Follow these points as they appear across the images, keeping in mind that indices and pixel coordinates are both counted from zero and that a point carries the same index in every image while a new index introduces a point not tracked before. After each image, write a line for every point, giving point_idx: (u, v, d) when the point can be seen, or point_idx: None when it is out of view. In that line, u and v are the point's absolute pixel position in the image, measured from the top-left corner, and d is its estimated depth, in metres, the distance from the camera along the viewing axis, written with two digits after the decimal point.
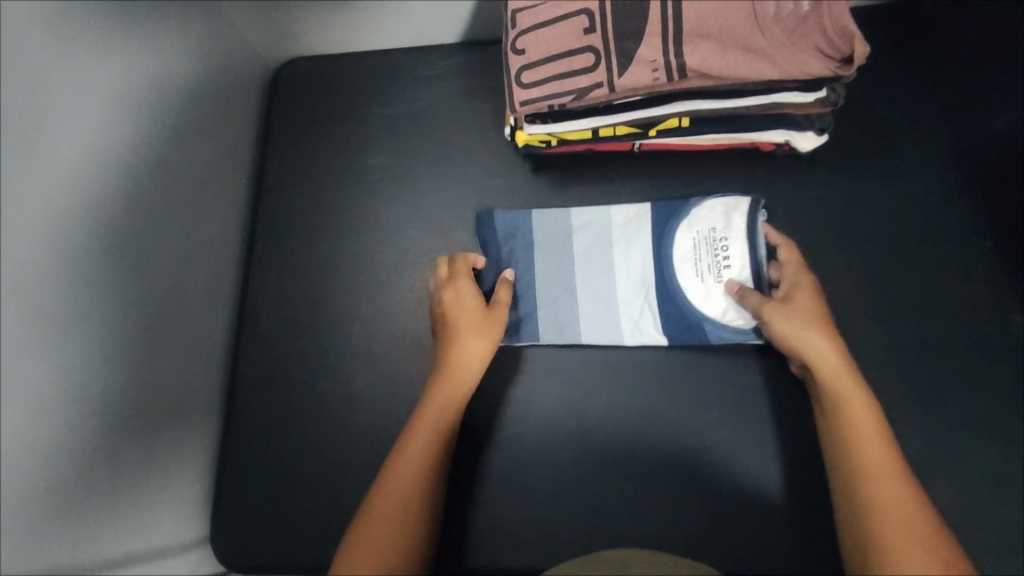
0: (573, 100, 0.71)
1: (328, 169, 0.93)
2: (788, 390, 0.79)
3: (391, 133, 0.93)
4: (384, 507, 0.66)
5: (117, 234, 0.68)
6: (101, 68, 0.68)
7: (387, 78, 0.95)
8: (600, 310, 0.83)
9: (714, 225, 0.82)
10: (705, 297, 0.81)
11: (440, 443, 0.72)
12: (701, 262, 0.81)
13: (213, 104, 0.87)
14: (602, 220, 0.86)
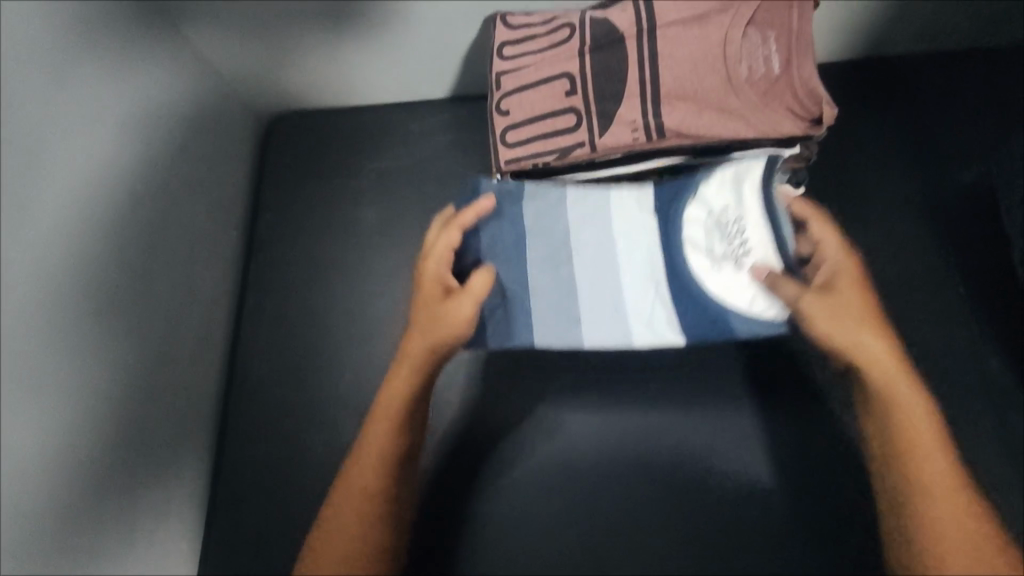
0: (557, 158, 0.74)
1: (321, 223, 0.95)
2: (782, 434, 0.79)
3: (382, 187, 0.95)
4: (344, 502, 0.65)
5: (109, 281, 0.68)
6: (98, 118, 0.69)
7: (377, 135, 0.98)
8: (604, 308, 0.75)
9: (722, 206, 0.73)
10: (728, 287, 0.72)
11: (398, 433, 0.68)
12: (715, 249, 0.73)
13: (207, 157, 0.89)
14: (602, 210, 0.77)
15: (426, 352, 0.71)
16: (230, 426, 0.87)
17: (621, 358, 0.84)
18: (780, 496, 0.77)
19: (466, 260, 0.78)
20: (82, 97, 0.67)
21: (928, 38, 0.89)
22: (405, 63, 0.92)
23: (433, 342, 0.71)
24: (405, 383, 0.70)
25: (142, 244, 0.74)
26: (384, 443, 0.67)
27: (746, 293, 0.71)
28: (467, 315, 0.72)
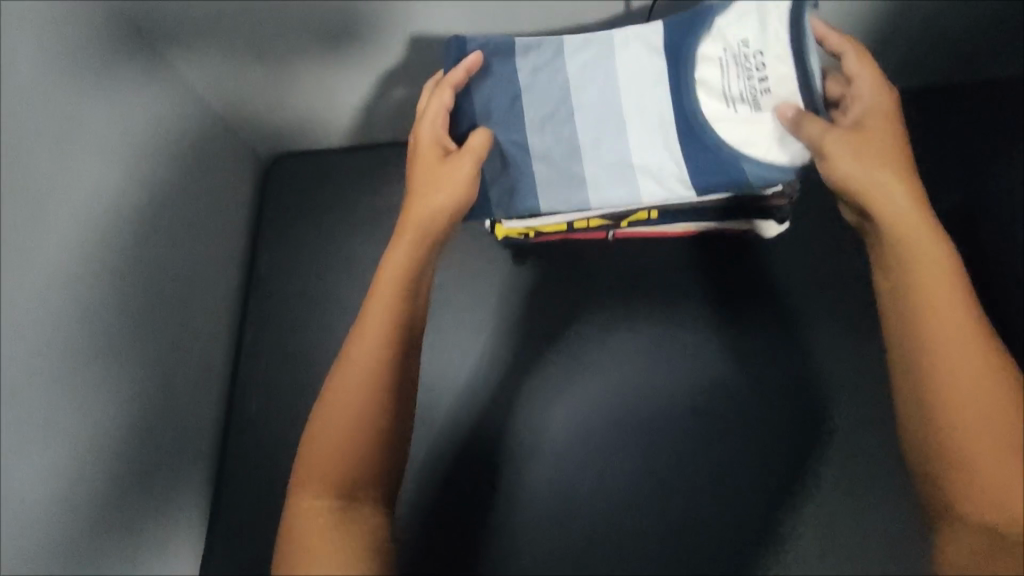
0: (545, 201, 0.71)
1: (320, 259, 0.90)
2: (804, 487, 0.73)
3: (379, 223, 0.91)
4: (347, 391, 0.53)
5: (102, 339, 0.65)
6: (99, 170, 0.66)
7: (376, 168, 0.93)
8: (610, 165, 0.64)
9: (747, 35, 0.59)
10: (742, 130, 0.59)
11: (404, 316, 0.56)
12: (731, 86, 0.59)
13: (209, 195, 0.85)
14: (603, 57, 0.63)
15: (425, 219, 0.61)
16: (224, 469, 0.83)
17: (622, 363, 0.79)
18: (768, 524, 0.73)
19: (460, 127, 0.66)
20: (87, 160, 0.64)
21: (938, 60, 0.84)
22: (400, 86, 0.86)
23: (427, 219, 0.61)
24: (406, 253, 0.60)
25: (140, 306, 0.71)
26: (388, 312, 0.56)
27: (764, 134, 0.59)
28: (468, 175, 0.62)
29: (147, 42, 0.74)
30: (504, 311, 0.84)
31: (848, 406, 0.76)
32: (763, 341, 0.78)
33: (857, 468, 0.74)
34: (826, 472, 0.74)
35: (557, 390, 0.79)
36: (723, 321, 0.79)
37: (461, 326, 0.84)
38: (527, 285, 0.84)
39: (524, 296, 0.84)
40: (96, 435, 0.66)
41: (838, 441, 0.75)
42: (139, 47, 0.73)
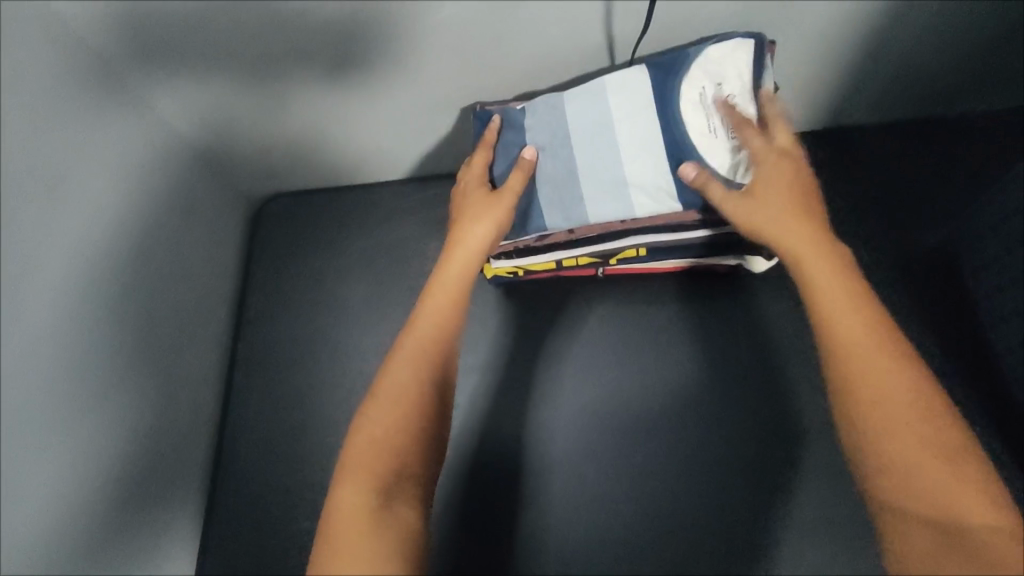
0: (536, 240, 0.71)
1: (311, 304, 0.90)
2: (802, 521, 0.73)
3: (368, 263, 0.91)
4: (382, 414, 0.51)
5: (94, 388, 0.64)
6: (97, 221, 0.65)
7: (365, 210, 0.93)
8: (603, 185, 0.65)
9: (721, 75, 0.63)
10: (723, 157, 0.62)
11: (445, 346, 0.56)
12: (711, 120, 0.63)
13: (202, 240, 0.85)
14: (594, 95, 0.66)
15: (477, 237, 0.63)
16: (215, 521, 0.81)
17: (621, 388, 0.79)
18: (754, 550, 0.72)
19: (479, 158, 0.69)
20: (90, 220, 0.64)
21: (911, 103, 0.84)
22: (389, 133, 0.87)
23: (477, 239, 0.63)
24: (456, 280, 0.60)
25: (129, 361, 0.70)
26: (440, 322, 0.57)
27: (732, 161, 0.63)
28: (512, 204, 0.65)
29: (144, 98, 0.74)
30: (497, 353, 0.83)
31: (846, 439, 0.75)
32: (753, 374, 0.78)
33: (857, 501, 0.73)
34: (819, 504, 0.73)
35: (554, 433, 0.78)
36: (707, 349, 0.79)
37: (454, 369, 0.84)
38: (520, 326, 0.83)
39: (514, 334, 0.83)
40: (90, 494, 0.64)
41: (824, 470, 0.74)
42: (136, 103, 0.73)
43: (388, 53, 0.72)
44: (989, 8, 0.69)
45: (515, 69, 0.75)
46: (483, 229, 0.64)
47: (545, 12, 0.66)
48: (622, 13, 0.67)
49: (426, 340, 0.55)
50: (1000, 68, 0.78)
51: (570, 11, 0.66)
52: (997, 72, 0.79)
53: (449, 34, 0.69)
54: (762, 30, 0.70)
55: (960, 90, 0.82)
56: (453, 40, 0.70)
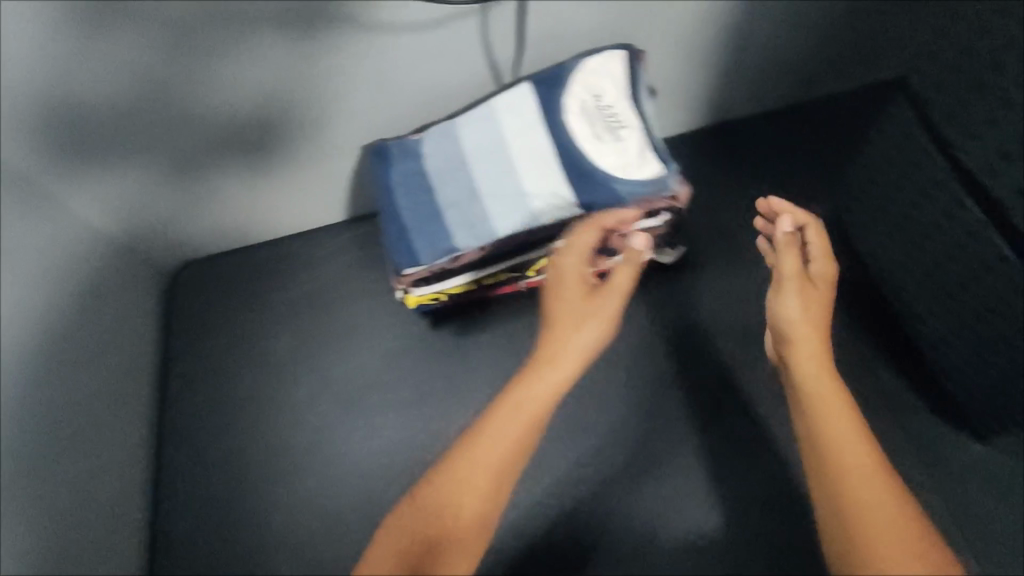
0: (448, 262, 0.70)
1: (243, 362, 0.87)
2: (748, 486, 0.76)
3: (293, 314, 0.90)
4: (415, 521, 0.50)
5: (27, 496, 0.59)
6: (32, 315, 0.61)
7: (282, 261, 0.91)
8: (505, 202, 0.67)
9: (598, 89, 0.68)
10: (611, 158, 0.66)
11: (513, 464, 0.52)
12: (595, 128, 0.67)
13: (123, 317, 0.81)
14: (484, 116, 0.69)
15: (583, 334, 0.57)
16: None
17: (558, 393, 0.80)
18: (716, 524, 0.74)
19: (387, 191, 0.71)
20: (20, 323, 0.58)
21: (786, 88, 0.88)
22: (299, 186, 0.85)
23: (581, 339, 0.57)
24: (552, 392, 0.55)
25: (61, 457, 0.65)
26: (517, 438, 0.53)
27: (621, 163, 0.66)
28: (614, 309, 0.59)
29: (63, 196, 0.68)
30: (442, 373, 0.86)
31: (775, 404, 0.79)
32: (684, 356, 0.81)
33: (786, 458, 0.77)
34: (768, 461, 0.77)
35: None
36: (641, 342, 0.82)
37: (408, 400, 0.84)
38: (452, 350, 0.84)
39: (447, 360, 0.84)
40: None
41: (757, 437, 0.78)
42: (55, 203, 0.67)
43: (280, 104, 0.71)
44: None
45: (404, 100, 0.75)
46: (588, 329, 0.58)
47: (423, 41, 0.68)
48: (497, 36, 0.69)
49: (499, 464, 0.52)
50: (860, 48, 0.83)
51: (447, 38, 0.68)
52: (861, 50, 0.83)
53: (336, 73, 0.69)
54: (635, 38, 0.74)
55: (829, 70, 0.86)
56: (338, 80, 0.70)
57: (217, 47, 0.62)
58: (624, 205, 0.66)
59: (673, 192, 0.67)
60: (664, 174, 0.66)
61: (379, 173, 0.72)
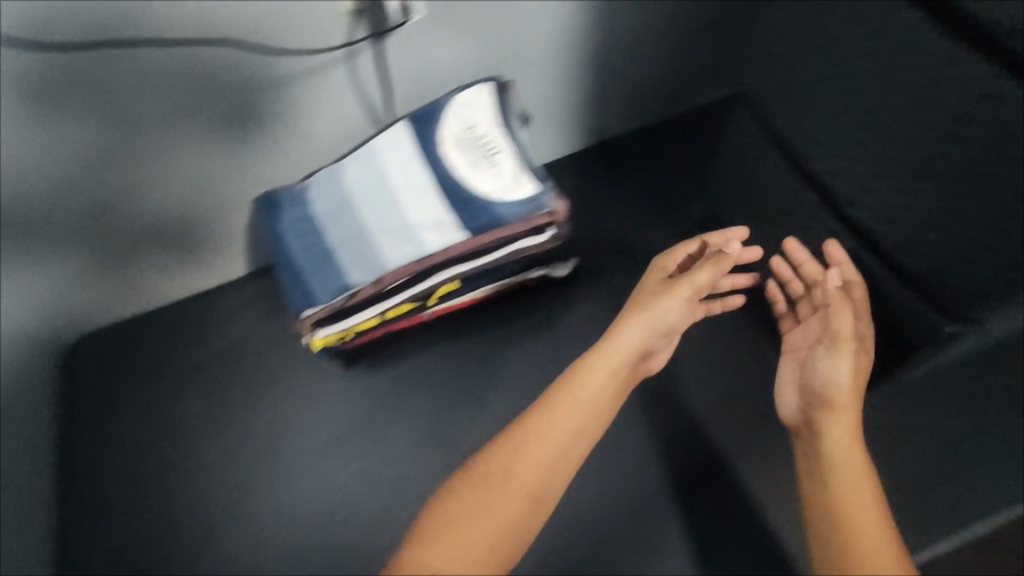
0: (347, 299, 0.71)
1: (147, 431, 0.82)
2: (698, 485, 0.69)
3: (198, 375, 0.85)
4: (476, 479, 0.55)
5: None
6: None
7: (184, 322, 0.87)
8: (395, 234, 0.70)
9: (472, 120, 0.72)
10: (490, 182, 0.70)
11: (571, 444, 0.58)
12: (472, 158, 0.71)
13: (9, 401, 0.75)
14: (367, 157, 0.72)
15: (650, 327, 0.64)
16: None
17: (480, 417, 0.79)
18: None
19: (281, 237, 0.73)
20: None
21: (657, 106, 0.93)
22: (187, 237, 0.82)
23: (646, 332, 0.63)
24: (600, 393, 0.61)
25: None
26: (571, 428, 0.59)
27: (500, 186, 0.70)
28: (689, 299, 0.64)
29: None
30: (355, 421, 0.81)
31: None
32: None
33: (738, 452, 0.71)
34: (702, 461, 0.71)
35: (431, 478, 0.76)
36: (560, 355, 0.81)
37: (326, 449, 0.80)
38: (371, 389, 0.82)
39: (364, 401, 0.82)
40: None
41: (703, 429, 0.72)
42: None
43: (167, 160, 0.72)
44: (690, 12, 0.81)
45: (288, 150, 0.77)
46: (661, 315, 0.63)
47: (296, 90, 0.71)
48: (367, 80, 0.72)
49: (563, 439, 0.58)
50: (714, 60, 0.88)
51: (319, 85, 0.71)
52: (716, 64, 0.89)
53: (201, 117, 0.70)
54: (504, 65, 0.77)
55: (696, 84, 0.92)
56: (216, 133, 0.72)
57: (97, 100, 0.64)
58: (507, 224, 0.70)
59: (551, 208, 0.71)
60: (540, 192, 0.71)
61: (271, 222, 0.74)
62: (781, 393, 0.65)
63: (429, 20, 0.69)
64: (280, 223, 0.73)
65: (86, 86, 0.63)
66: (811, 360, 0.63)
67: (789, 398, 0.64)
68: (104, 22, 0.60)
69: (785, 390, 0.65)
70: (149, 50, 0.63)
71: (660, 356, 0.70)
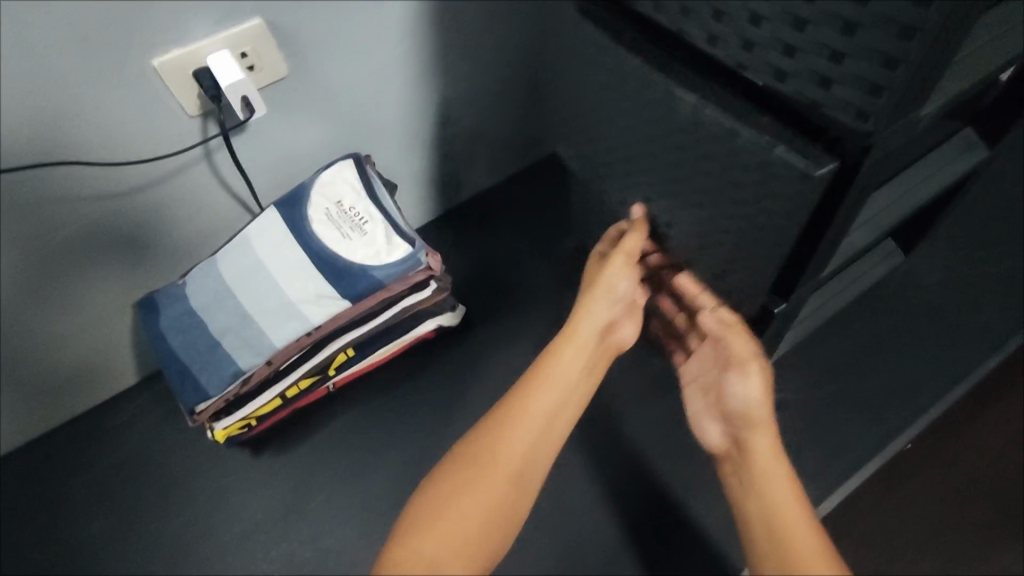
0: (242, 384, 0.73)
1: (49, 563, 0.78)
2: (604, 496, 0.77)
3: (100, 495, 0.82)
4: (457, 473, 0.53)
5: None
6: None
7: (80, 442, 0.86)
8: (279, 314, 0.72)
9: (339, 195, 0.76)
10: (362, 249, 0.73)
11: (548, 429, 0.58)
12: (343, 230, 0.75)
13: None
14: (241, 245, 0.74)
15: (608, 298, 0.66)
16: None
17: (397, 471, 0.80)
18: (576, 541, 0.75)
19: (168, 338, 0.74)
20: None
21: (518, 157, 1.01)
22: (66, 357, 0.80)
23: (607, 303, 0.66)
24: (570, 375, 0.62)
25: None
26: (548, 414, 0.59)
27: (373, 251, 0.74)
28: (626, 268, 0.65)
29: None
30: (269, 505, 0.80)
31: (601, 410, 0.83)
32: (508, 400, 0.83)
33: (635, 459, 0.79)
34: (607, 470, 0.79)
35: (355, 543, 0.77)
36: (465, 399, 0.84)
37: (245, 538, 0.78)
38: (284, 469, 0.82)
39: (279, 481, 0.81)
40: None
41: (602, 446, 0.80)
42: None
43: (20, 283, 0.69)
44: (526, 72, 0.89)
45: (155, 248, 0.77)
46: (614, 283, 0.65)
47: (153, 189, 0.71)
48: (226, 170, 0.75)
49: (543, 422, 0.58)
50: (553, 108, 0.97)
51: (176, 181, 0.72)
52: None
53: (61, 238, 0.69)
54: (361, 141, 0.82)
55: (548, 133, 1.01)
56: (73, 248, 0.71)
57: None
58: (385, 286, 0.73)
59: (426, 263, 0.74)
60: (411, 249, 0.74)
61: (156, 324, 0.75)
62: (702, 427, 0.65)
63: (272, 111, 0.72)
64: (164, 323, 0.74)
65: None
66: (723, 387, 0.64)
67: (711, 429, 0.64)
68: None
69: (704, 423, 0.65)
70: None
71: (628, 328, 0.71)
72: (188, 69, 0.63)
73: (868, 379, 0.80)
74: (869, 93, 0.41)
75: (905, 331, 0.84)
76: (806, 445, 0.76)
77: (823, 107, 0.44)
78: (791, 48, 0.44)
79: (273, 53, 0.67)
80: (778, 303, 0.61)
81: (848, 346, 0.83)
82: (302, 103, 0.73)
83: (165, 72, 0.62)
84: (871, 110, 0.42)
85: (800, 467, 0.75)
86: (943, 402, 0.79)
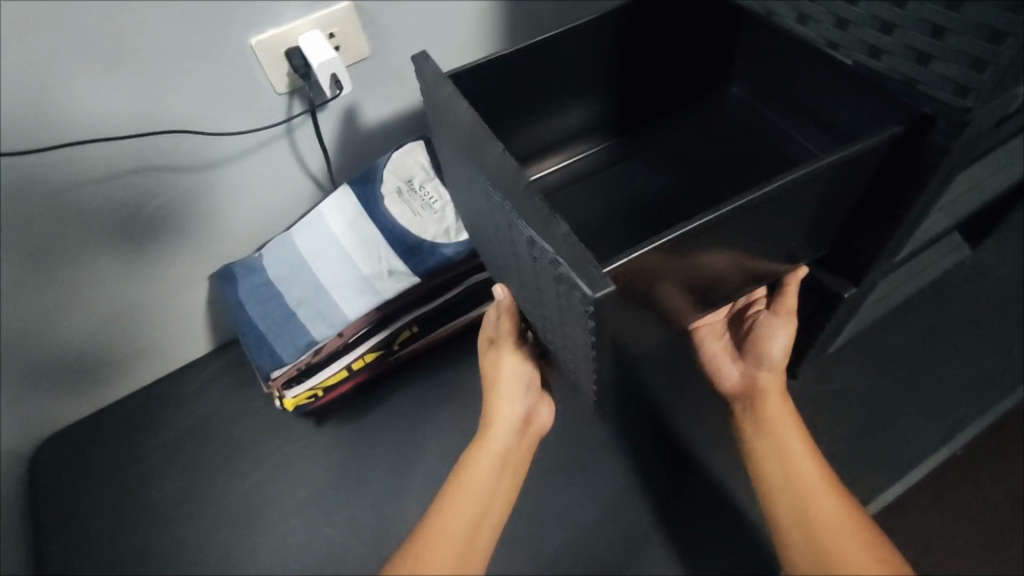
0: (313, 353, 0.76)
1: (123, 518, 0.82)
2: (660, 477, 0.78)
3: (171, 458, 0.86)
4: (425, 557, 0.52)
5: None
6: None
7: (153, 408, 0.90)
8: (351, 288, 0.76)
9: (409, 174, 0.78)
10: (431, 227, 0.77)
11: (480, 534, 0.55)
12: (413, 208, 0.78)
13: None
14: (316, 224, 0.77)
15: (513, 392, 0.61)
16: None
17: (456, 446, 0.83)
18: (633, 518, 0.76)
19: (246, 309, 0.77)
20: None
21: None
22: (146, 324, 0.84)
23: (514, 397, 0.61)
24: (490, 483, 0.58)
25: None
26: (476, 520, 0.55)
27: (442, 228, 0.77)
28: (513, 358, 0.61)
29: None
30: (330, 474, 0.83)
31: (656, 396, 0.84)
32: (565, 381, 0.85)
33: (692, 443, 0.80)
34: (662, 452, 0.80)
35: (415, 510, 0.79)
36: None
37: (307, 503, 0.81)
38: (346, 439, 0.85)
39: (340, 451, 0.84)
40: None
41: (656, 430, 0.81)
42: None
43: (115, 248, 0.74)
44: None
45: (233, 225, 0.81)
46: (514, 374, 0.61)
47: (239, 164, 0.75)
48: (306, 148, 0.78)
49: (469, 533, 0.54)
50: None
51: (260, 157, 0.76)
52: None
53: (156, 207, 0.74)
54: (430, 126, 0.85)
55: None
56: (166, 218, 0.75)
57: (39, 201, 0.65)
58: (453, 263, 0.76)
59: None
60: None
61: (234, 294, 0.78)
62: (719, 368, 0.69)
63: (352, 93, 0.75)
64: (241, 295, 0.77)
65: (24, 193, 0.64)
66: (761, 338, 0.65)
67: (730, 368, 0.68)
68: (39, 132, 0.61)
69: (723, 363, 0.69)
70: (89, 146, 0.64)
71: (545, 411, 0.66)
72: (282, 48, 0.67)
73: (930, 372, 0.80)
74: (971, 68, 0.42)
75: (971, 327, 0.83)
76: (867, 434, 0.76)
77: (921, 84, 0.46)
78: (889, 26, 0.46)
79: (359, 35, 0.69)
80: (849, 288, 0.62)
81: (909, 341, 0.82)
82: (380, 84, 0.76)
83: (261, 50, 0.66)
84: (972, 87, 0.42)
85: (860, 458, 0.75)
86: (1008, 398, 0.78)
